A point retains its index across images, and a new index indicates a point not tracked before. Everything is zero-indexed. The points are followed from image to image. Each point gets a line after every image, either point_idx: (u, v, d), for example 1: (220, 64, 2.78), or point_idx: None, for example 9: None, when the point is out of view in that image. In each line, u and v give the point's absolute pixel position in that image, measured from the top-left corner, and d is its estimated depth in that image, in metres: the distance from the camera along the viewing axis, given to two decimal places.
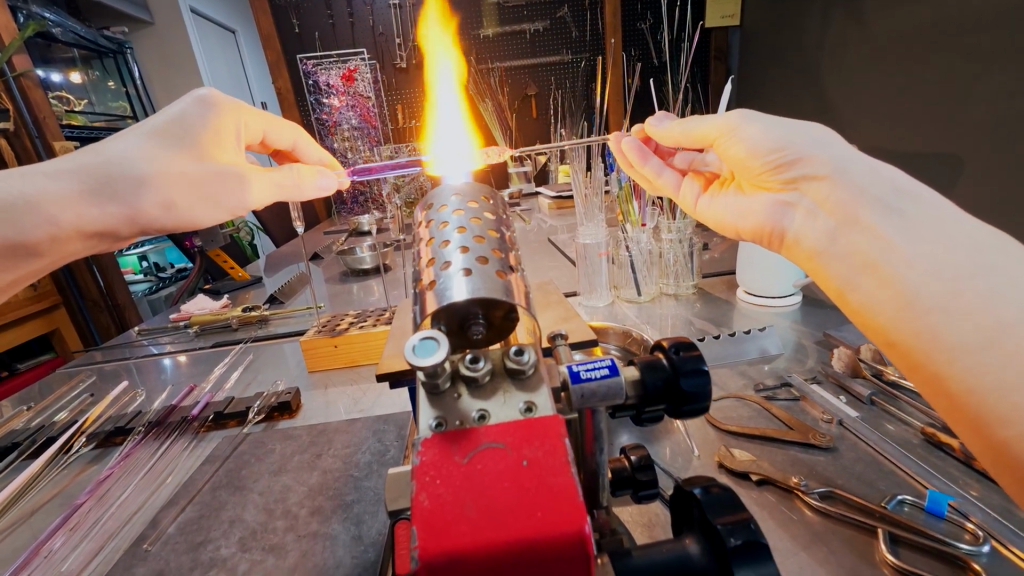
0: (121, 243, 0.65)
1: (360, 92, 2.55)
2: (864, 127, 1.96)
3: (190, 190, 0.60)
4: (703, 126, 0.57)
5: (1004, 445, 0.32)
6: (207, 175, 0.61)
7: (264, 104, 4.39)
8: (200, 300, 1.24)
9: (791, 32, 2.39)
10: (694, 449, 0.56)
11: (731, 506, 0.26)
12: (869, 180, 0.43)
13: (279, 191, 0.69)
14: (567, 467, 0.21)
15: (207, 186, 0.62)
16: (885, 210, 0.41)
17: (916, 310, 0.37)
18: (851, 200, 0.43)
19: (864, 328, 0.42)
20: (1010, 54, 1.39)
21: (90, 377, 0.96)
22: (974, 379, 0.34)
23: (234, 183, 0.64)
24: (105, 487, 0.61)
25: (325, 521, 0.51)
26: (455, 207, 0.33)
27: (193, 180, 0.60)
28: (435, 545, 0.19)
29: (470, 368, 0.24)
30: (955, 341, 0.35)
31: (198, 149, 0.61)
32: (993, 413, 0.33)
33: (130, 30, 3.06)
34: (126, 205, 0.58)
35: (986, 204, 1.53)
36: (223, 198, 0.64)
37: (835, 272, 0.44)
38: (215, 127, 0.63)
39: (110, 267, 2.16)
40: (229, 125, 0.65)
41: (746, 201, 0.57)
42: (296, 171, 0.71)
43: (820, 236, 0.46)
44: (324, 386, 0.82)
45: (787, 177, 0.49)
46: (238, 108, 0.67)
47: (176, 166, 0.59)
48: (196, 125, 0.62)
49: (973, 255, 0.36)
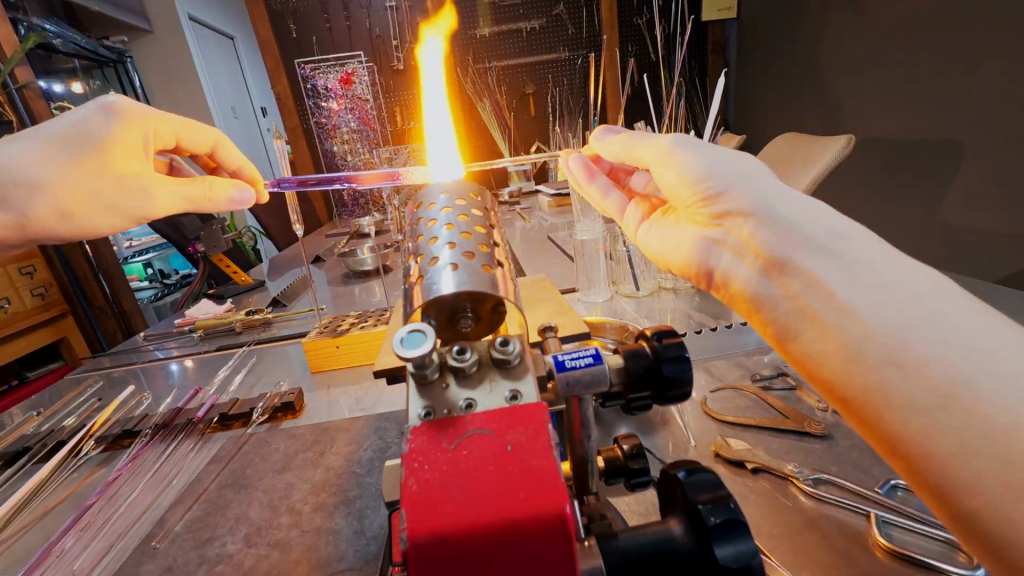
0: None
1: (359, 95, 2.55)
2: (863, 117, 1.95)
3: (81, 197, 0.64)
4: (633, 153, 0.51)
5: (975, 517, 0.28)
6: (103, 184, 0.65)
7: (264, 109, 4.42)
8: (204, 305, 1.26)
9: (788, 22, 2.38)
10: (690, 440, 0.57)
11: (715, 488, 0.26)
12: (798, 216, 0.39)
13: (188, 202, 0.72)
14: (549, 450, 0.22)
15: (103, 194, 0.65)
16: (824, 251, 0.36)
17: (862, 364, 0.32)
18: (782, 239, 0.38)
19: (808, 381, 0.37)
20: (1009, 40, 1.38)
21: (97, 382, 0.98)
22: (931, 443, 0.29)
23: (136, 194, 0.67)
24: (114, 488, 0.62)
25: (328, 516, 0.52)
26: (443, 205, 0.34)
27: (82, 191, 0.64)
28: (422, 527, 0.20)
29: (457, 358, 0.25)
30: (908, 400, 0.30)
31: (101, 159, 0.65)
32: (955, 481, 0.28)
33: (129, 39, 3.09)
34: (16, 212, 0.62)
35: (987, 191, 1.52)
36: (119, 206, 0.67)
37: (772, 317, 0.39)
38: (118, 139, 0.66)
39: (115, 274, 2.15)
40: (133, 133, 0.68)
41: (674, 235, 0.52)
42: (210, 185, 0.73)
43: (750, 279, 0.41)
44: (327, 386, 0.83)
45: (715, 211, 0.43)
46: (146, 115, 0.70)
47: (71, 175, 0.63)
48: (100, 134, 0.65)
49: (915, 298, 0.32)
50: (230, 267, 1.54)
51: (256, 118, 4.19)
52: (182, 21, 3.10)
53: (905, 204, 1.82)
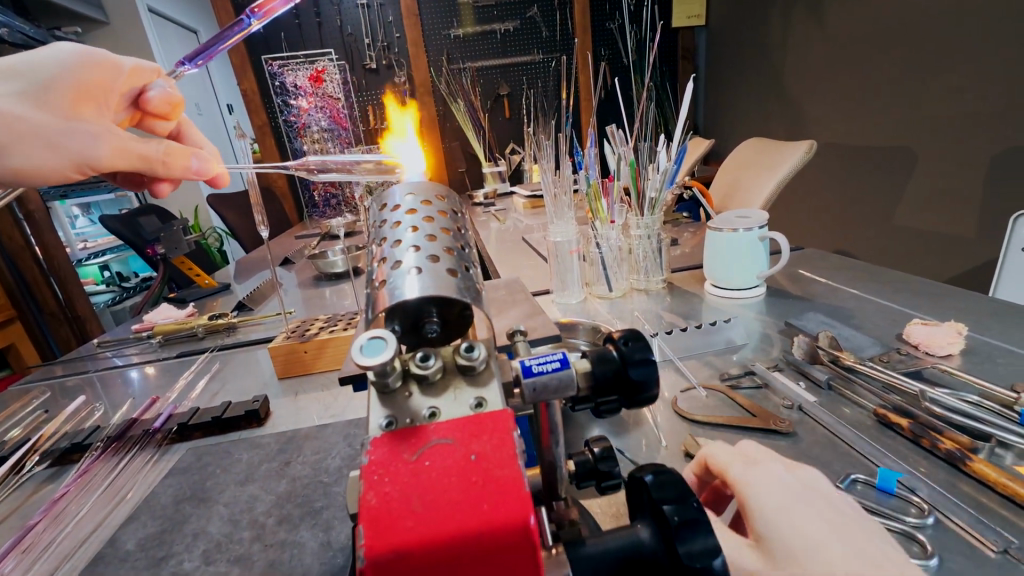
0: (68, 61, 0.61)
1: (330, 94, 2.50)
2: (824, 124, 2.03)
3: (10, 143, 0.56)
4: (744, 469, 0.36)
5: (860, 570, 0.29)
6: (51, 125, 0.57)
7: (230, 107, 4.28)
8: (165, 310, 1.20)
9: (753, 33, 2.47)
10: (662, 440, 0.57)
11: (674, 489, 0.29)
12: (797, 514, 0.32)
13: (142, 160, 0.65)
14: (514, 459, 0.22)
15: (46, 135, 0.57)
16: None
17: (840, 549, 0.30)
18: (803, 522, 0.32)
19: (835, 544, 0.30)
20: (952, 66, 1.48)
21: (45, 392, 0.92)
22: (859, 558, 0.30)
23: (83, 135, 0.59)
24: (60, 506, 0.59)
25: (293, 529, 0.50)
26: (408, 207, 0.34)
27: (17, 128, 0.56)
28: (379, 543, 0.19)
29: (420, 366, 0.24)
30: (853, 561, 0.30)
31: (52, 100, 0.58)
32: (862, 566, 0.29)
33: (83, 30, 2.93)
34: None
35: (936, 195, 1.60)
36: (67, 151, 0.59)
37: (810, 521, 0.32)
38: (76, 80, 0.61)
39: (68, 276, 2.09)
40: (65, 79, 0.60)
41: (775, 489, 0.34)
42: (166, 147, 0.67)
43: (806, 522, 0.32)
44: (294, 393, 0.80)
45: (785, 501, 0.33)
46: (81, 64, 0.61)
47: (12, 106, 0.56)
48: (50, 77, 0.59)
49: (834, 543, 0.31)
50: (193, 269, 1.49)
51: (221, 116, 4.05)
52: (142, 14, 2.97)
53: (861, 209, 1.91)
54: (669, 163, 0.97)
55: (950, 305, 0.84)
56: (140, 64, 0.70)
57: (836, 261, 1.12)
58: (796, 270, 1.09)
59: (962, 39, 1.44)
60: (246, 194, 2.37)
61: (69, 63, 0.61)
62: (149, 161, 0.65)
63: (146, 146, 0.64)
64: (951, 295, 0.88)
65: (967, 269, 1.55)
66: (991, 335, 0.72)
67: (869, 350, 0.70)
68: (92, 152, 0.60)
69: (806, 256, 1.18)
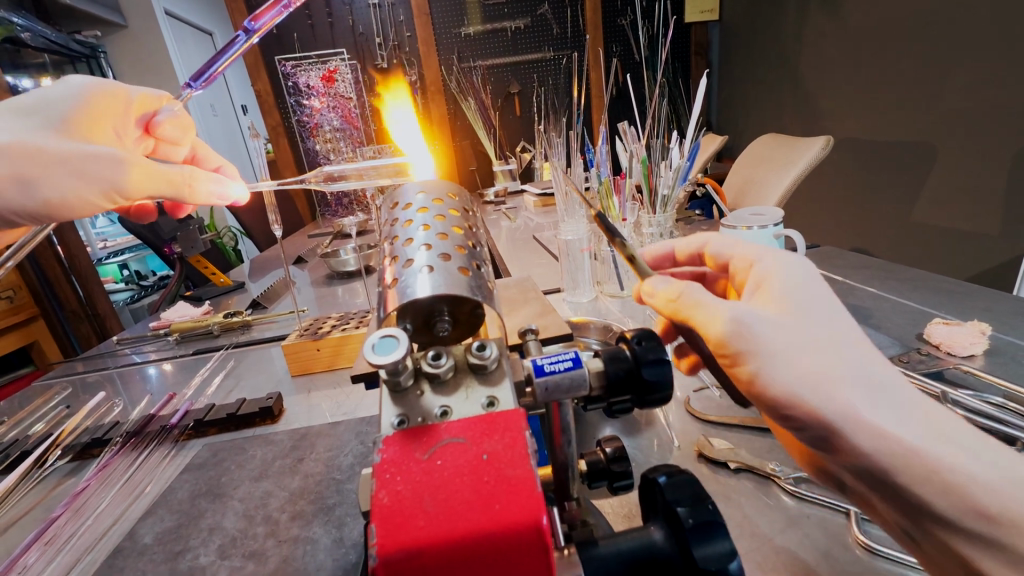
0: (79, 94, 0.66)
1: (341, 94, 2.47)
2: (840, 119, 1.99)
3: (36, 174, 0.57)
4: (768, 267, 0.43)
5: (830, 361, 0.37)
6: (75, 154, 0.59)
7: (245, 107, 4.35)
8: (181, 307, 1.22)
9: (767, 27, 2.43)
10: (674, 440, 0.56)
11: (687, 490, 0.29)
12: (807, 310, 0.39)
13: (167, 183, 0.66)
14: (526, 459, 0.22)
15: (73, 164, 0.58)
16: (867, 364, 0.37)
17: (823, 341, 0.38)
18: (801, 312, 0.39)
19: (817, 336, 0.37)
20: (973, 60, 1.45)
21: (67, 388, 0.95)
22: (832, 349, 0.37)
23: (106, 159, 0.60)
24: (81, 499, 0.60)
25: (306, 525, 0.50)
26: (419, 206, 0.34)
27: (44, 159, 0.57)
28: (391, 541, 0.19)
29: (432, 365, 0.25)
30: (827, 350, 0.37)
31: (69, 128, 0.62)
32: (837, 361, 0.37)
33: (102, 34, 2.99)
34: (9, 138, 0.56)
35: (958, 191, 1.55)
36: (93, 176, 0.59)
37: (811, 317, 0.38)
38: (86, 108, 0.66)
39: (88, 275, 2.11)
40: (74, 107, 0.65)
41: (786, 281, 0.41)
42: (191, 171, 0.68)
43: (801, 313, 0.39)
44: (307, 390, 0.81)
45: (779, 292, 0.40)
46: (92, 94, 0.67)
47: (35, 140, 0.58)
48: (62, 108, 0.64)
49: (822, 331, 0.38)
50: (208, 268, 1.51)
51: (235, 116, 4.10)
52: (159, 17, 3.03)
53: (878, 205, 1.87)
54: (681, 160, 0.95)
55: (972, 304, 0.81)
56: (145, 95, 0.76)
57: (855, 259, 1.09)
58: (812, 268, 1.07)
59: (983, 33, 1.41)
60: (259, 193, 2.40)
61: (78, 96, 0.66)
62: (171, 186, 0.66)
63: (170, 169, 0.66)
64: (974, 294, 0.85)
65: (991, 266, 1.51)
66: (1016, 335, 0.70)
67: (887, 351, 0.69)
68: (116, 175, 0.60)
69: (821, 253, 1.16)
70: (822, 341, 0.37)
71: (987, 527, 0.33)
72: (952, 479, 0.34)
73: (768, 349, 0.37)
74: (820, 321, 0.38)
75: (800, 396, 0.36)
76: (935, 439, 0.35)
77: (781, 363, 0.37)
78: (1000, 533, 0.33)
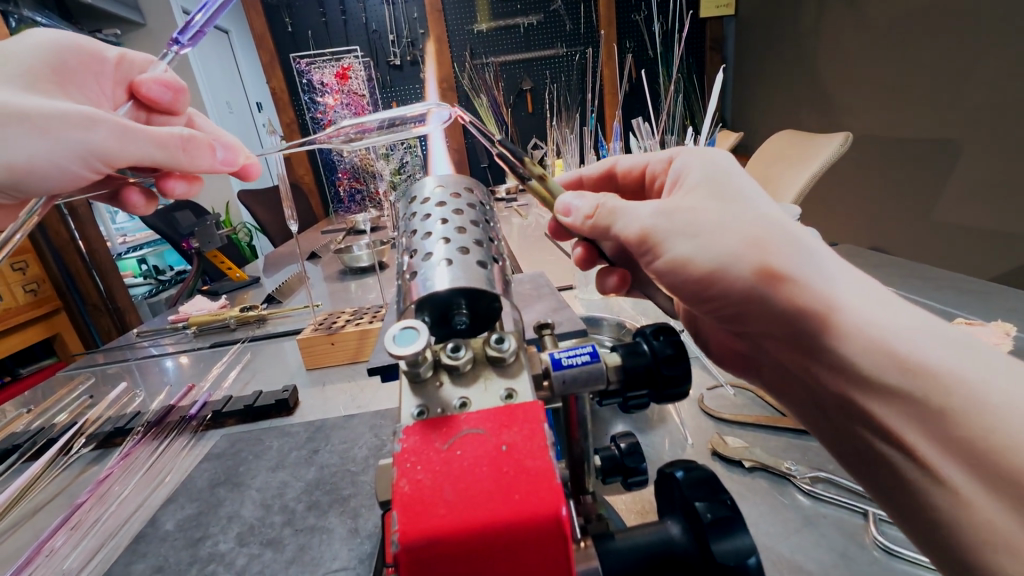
0: (43, 51, 0.64)
1: (354, 90, 2.60)
2: (859, 115, 1.95)
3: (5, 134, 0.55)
4: (695, 164, 0.45)
5: (792, 260, 0.38)
6: (47, 115, 0.56)
7: (260, 104, 4.40)
8: (199, 301, 1.24)
9: (785, 21, 2.39)
10: (688, 438, 0.55)
11: (706, 487, 0.29)
12: (758, 207, 0.39)
13: (157, 147, 0.61)
14: (545, 450, 0.22)
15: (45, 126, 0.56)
16: (802, 237, 0.39)
17: (783, 240, 0.38)
18: (754, 208, 0.39)
19: (775, 235, 0.38)
20: (1000, 54, 1.40)
21: (89, 379, 0.97)
22: (794, 249, 0.38)
23: (80, 120, 0.57)
24: (105, 486, 0.61)
25: (322, 515, 0.51)
26: (437, 200, 0.34)
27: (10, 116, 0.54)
28: (413, 528, 0.20)
29: (451, 357, 0.25)
30: (792, 249, 0.38)
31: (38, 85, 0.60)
32: (802, 262, 0.38)
33: (121, 32, 3.04)
34: None
35: (982, 189, 1.51)
36: (64, 138, 0.57)
37: (760, 210, 0.39)
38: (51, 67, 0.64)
39: (108, 269, 2.18)
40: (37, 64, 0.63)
41: (717, 172, 0.43)
42: (185, 135, 0.64)
43: (749, 205, 0.39)
44: (322, 383, 0.82)
45: (717, 185, 0.41)
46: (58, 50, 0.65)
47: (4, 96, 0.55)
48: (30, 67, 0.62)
49: (777, 228, 0.38)
50: (225, 263, 1.52)
51: (250, 113, 4.16)
52: (176, 15, 3.06)
53: (898, 203, 1.83)
54: None
55: (996, 304, 0.79)
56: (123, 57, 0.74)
57: (873, 257, 1.07)
58: None
59: (1012, 24, 1.36)
60: (274, 189, 2.43)
61: (43, 51, 0.64)
62: (160, 152, 0.61)
63: (161, 133, 0.61)
64: (998, 293, 0.83)
65: (1014, 266, 1.47)
66: None
67: None
68: (93, 139, 0.57)
69: (839, 251, 1.14)
70: (756, 215, 0.39)
71: (907, 381, 0.34)
72: (880, 338, 0.36)
73: (695, 225, 0.39)
74: (761, 207, 0.39)
75: (724, 266, 0.38)
76: (912, 333, 0.35)
77: (705, 235, 0.39)
78: (917, 387, 0.34)
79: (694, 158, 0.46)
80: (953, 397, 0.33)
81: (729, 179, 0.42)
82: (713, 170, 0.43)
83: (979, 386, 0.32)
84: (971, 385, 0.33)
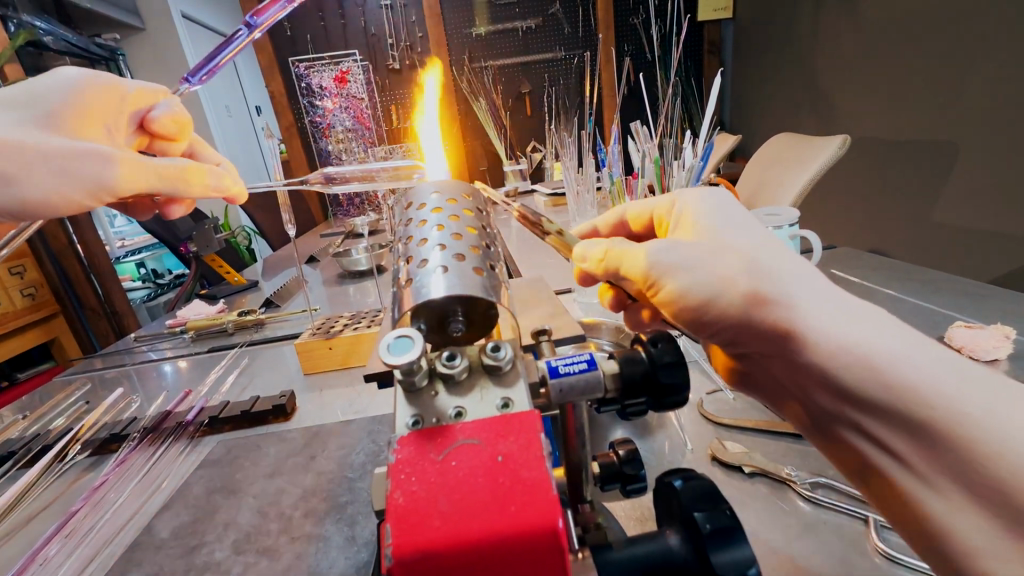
0: (66, 86, 0.65)
1: (353, 94, 2.53)
2: (857, 117, 1.96)
3: (18, 171, 0.55)
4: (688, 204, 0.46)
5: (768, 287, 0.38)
6: (59, 151, 0.57)
7: (259, 108, 4.40)
8: (197, 306, 1.23)
9: (782, 24, 2.40)
10: (687, 443, 0.55)
11: (706, 496, 0.29)
12: (738, 239, 0.40)
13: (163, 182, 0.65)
14: (542, 461, 0.21)
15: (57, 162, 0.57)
16: (781, 262, 0.39)
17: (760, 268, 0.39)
18: (734, 241, 0.40)
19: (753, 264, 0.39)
20: (996, 57, 1.41)
21: (86, 384, 0.96)
22: (772, 276, 0.38)
23: (94, 157, 0.59)
24: (100, 493, 0.61)
25: (319, 522, 0.51)
26: (433, 206, 0.34)
27: (24, 156, 0.55)
28: (407, 541, 0.20)
29: (447, 365, 0.25)
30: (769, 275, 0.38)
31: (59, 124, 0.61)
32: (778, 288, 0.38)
33: (121, 36, 3.05)
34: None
35: (980, 191, 1.52)
36: (74, 173, 0.58)
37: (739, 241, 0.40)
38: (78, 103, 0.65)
39: (106, 273, 2.15)
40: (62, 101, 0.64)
41: (706, 209, 0.43)
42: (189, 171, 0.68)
43: (729, 237, 0.40)
44: (319, 388, 0.82)
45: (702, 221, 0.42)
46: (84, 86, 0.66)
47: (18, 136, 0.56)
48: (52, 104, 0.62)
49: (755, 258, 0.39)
50: (223, 267, 1.52)
51: (249, 117, 4.16)
52: (175, 19, 3.07)
53: (896, 205, 1.83)
54: (695, 160, 0.90)
55: (996, 306, 0.79)
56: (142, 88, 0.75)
57: (872, 260, 1.07)
58: (828, 268, 1.05)
59: (1008, 28, 1.37)
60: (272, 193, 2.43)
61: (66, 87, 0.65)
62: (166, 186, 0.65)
63: (166, 169, 0.65)
64: (998, 296, 0.83)
65: (1013, 268, 1.47)
66: None
67: None
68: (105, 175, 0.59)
69: (838, 254, 1.14)
70: (737, 247, 0.39)
71: (887, 396, 0.34)
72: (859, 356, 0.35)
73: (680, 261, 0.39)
74: (742, 239, 0.40)
75: (709, 301, 0.38)
76: (897, 347, 0.35)
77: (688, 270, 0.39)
78: (896, 401, 0.34)
79: (685, 198, 0.47)
80: (933, 408, 0.32)
81: (714, 213, 0.43)
82: (700, 206, 0.44)
83: (959, 399, 0.32)
84: (950, 397, 0.32)
